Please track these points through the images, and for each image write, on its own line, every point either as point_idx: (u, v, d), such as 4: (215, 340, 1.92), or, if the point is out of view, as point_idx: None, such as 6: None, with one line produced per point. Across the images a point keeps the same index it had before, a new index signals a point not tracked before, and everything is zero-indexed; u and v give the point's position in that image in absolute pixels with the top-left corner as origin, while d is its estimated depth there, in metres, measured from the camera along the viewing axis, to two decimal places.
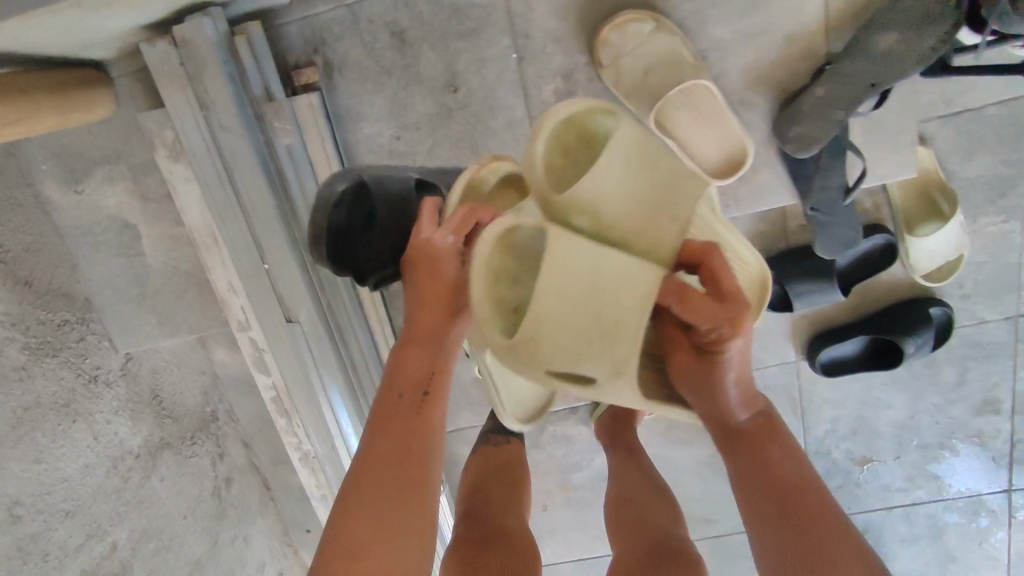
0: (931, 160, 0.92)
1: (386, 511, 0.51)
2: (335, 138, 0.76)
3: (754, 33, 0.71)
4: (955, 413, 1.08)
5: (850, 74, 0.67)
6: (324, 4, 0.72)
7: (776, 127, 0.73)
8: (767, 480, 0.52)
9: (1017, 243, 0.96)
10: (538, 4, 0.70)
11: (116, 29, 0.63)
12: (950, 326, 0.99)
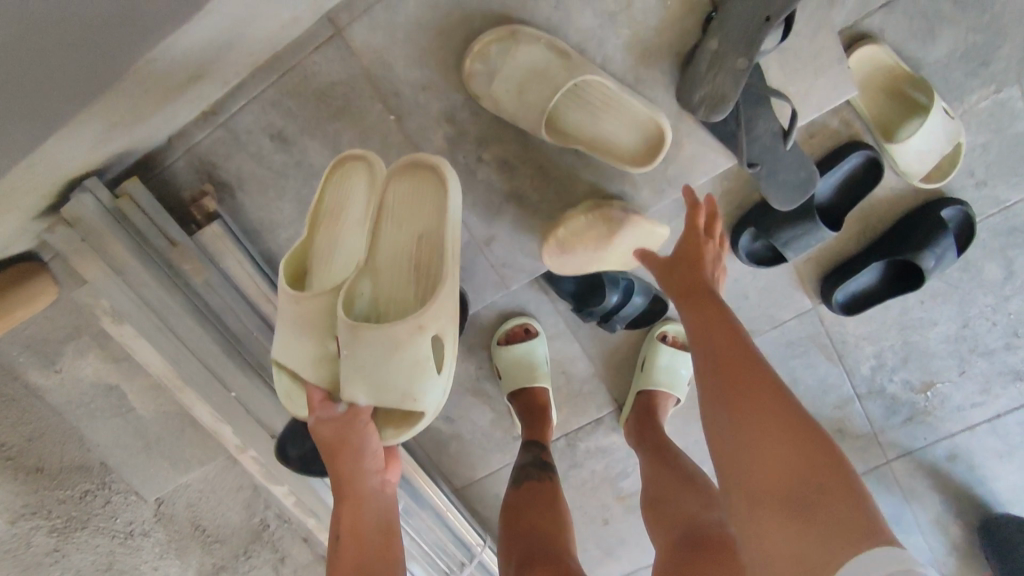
0: (891, 58, 0.82)
1: None
2: (256, 252, 0.76)
3: (623, 10, 0.67)
4: (1016, 308, 0.96)
5: (741, 15, 0.62)
6: (198, 131, 0.71)
7: (681, 95, 0.68)
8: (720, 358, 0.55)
9: (1020, 110, 0.85)
10: (395, 60, 0.68)
11: (13, 234, 0.64)
12: (972, 223, 0.88)
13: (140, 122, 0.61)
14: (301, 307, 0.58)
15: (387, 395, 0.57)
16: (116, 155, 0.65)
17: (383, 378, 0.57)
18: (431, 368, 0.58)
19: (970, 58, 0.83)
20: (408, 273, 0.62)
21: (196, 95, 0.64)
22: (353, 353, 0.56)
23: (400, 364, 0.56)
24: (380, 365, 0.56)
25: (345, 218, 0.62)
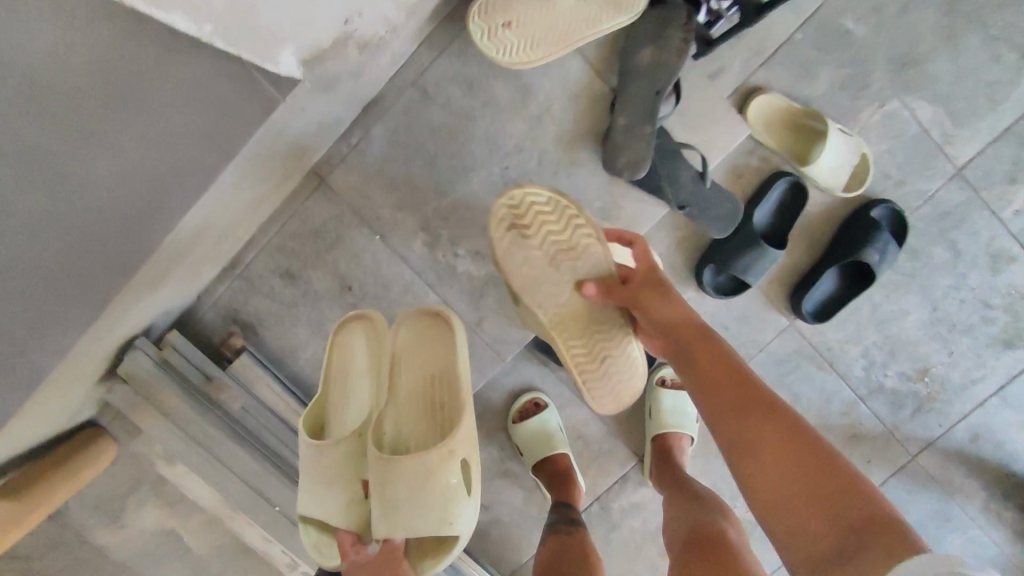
0: (783, 101, 0.97)
1: None
2: (283, 377, 0.86)
3: (546, 113, 0.82)
4: (975, 281, 1.04)
5: (636, 94, 0.77)
6: (220, 284, 0.84)
7: (607, 165, 0.81)
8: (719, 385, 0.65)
9: (907, 116, 1.00)
10: (372, 192, 0.83)
11: (79, 402, 0.75)
12: (902, 217, 1.00)
13: (174, 281, 0.74)
14: (335, 457, 0.67)
15: (424, 525, 0.64)
16: (157, 316, 0.77)
17: (417, 506, 0.64)
18: (462, 494, 0.66)
19: (848, 87, 0.99)
20: (427, 410, 0.72)
21: (218, 252, 0.78)
22: (392, 490, 0.64)
23: (435, 494, 0.64)
24: (412, 497, 0.64)
25: (355, 377, 0.75)
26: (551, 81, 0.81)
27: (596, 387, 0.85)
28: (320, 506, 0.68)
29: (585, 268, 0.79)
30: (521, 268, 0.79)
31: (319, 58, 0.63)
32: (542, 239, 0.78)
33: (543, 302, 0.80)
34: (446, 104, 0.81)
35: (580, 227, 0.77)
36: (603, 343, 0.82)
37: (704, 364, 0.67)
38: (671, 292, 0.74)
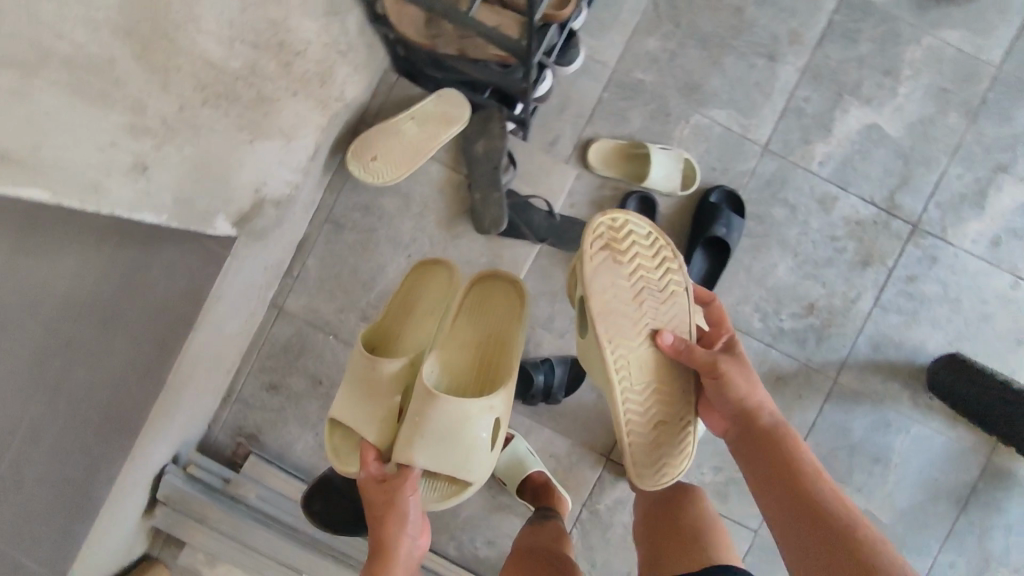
0: (610, 142, 1.26)
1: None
2: (287, 468, 1.07)
3: (427, 207, 1.09)
4: (816, 222, 1.30)
5: (481, 173, 1.06)
6: (221, 410, 1.07)
7: (478, 229, 1.07)
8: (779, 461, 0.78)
9: (709, 124, 1.30)
10: (319, 304, 1.09)
11: (132, 527, 0.94)
12: (733, 194, 1.26)
13: (185, 410, 0.96)
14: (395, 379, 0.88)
15: (445, 466, 0.84)
16: (178, 443, 0.99)
17: (444, 433, 0.84)
18: (483, 446, 0.86)
19: (655, 119, 1.29)
20: (478, 365, 0.94)
21: (214, 381, 1.01)
22: (435, 418, 0.84)
23: (467, 434, 0.84)
24: (448, 438, 0.84)
25: (420, 317, 0.97)
26: (423, 184, 1.09)
27: (642, 459, 0.88)
28: (361, 406, 0.88)
29: (663, 313, 0.88)
30: (609, 291, 0.85)
31: (244, 220, 0.88)
32: (635, 267, 0.87)
33: (615, 337, 0.86)
34: (354, 225, 1.09)
35: (667, 268, 0.88)
36: (662, 406, 0.88)
37: (766, 432, 0.81)
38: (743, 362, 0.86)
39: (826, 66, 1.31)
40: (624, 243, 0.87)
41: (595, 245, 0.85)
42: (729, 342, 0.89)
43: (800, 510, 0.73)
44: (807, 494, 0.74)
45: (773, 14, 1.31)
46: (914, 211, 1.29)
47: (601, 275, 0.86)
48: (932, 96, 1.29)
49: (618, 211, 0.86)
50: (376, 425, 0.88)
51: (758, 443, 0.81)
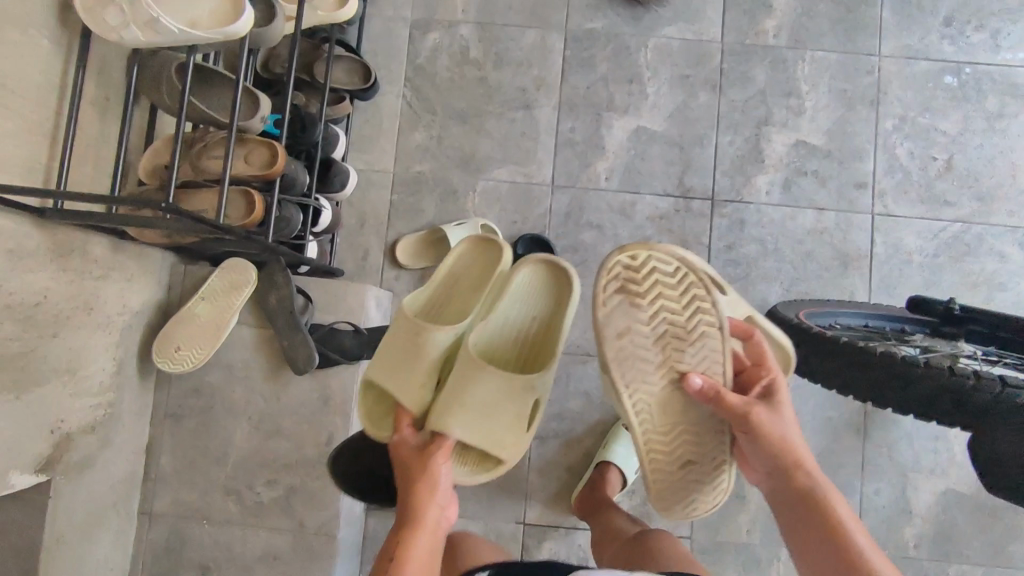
0: (411, 237, 1.34)
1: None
2: None
3: (247, 368, 1.15)
4: (624, 232, 1.38)
5: (280, 322, 1.12)
6: None
7: (296, 371, 1.12)
8: (811, 503, 0.85)
9: (495, 185, 1.39)
10: (181, 496, 1.14)
11: None
12: (537, 240, 1.34)
13: None
14: (439, 351, 0.94)
15: (478, 441, 0.91)
16: None
17: (478, 408, 0.91)
18: (521, 426, 0.94)
19: (446, 201, 1.38)
20: (516, 338, 1.01)
21: None
22: (480, 389, 0.90)
23: (506, 401, 0.92)
24: (489, 409, 0.91)
25: (462, 287, 1.04)
26: (235, 350, 1.15)
27: (664, 485, 1.06)
28: (404, 375, 0.94)
29: (695, 356, 0.91)
30: (630, 334, 0.89)
31: (47, 464, 0.92)
32: (656, 308, 0.88)
33: (634, 386, 0.95)
34: (188, 410, 1.15)
35: (700, 312, 0.87)
36: (684, 438, 1.00)
37: (801, 484, 0.86)
38: (778, 411, 0.90)
39: (578, 95, 1.42)
40: (647, 287, 0.87)
41: (610, 287, 0.88)
42: (768, 386, 0.91)
43: (829, 553, 0.81)
44: (841, 540, 0.81)
45: (513, 72, 1.42)
46: (706, 187, 1.42)
47: (621, 317, 0.89)
48: (677, 84, 1.45)
49: (639, 247, 0.85)
50: (415, 397, 0.94)
51: (789, 490, 0.87)
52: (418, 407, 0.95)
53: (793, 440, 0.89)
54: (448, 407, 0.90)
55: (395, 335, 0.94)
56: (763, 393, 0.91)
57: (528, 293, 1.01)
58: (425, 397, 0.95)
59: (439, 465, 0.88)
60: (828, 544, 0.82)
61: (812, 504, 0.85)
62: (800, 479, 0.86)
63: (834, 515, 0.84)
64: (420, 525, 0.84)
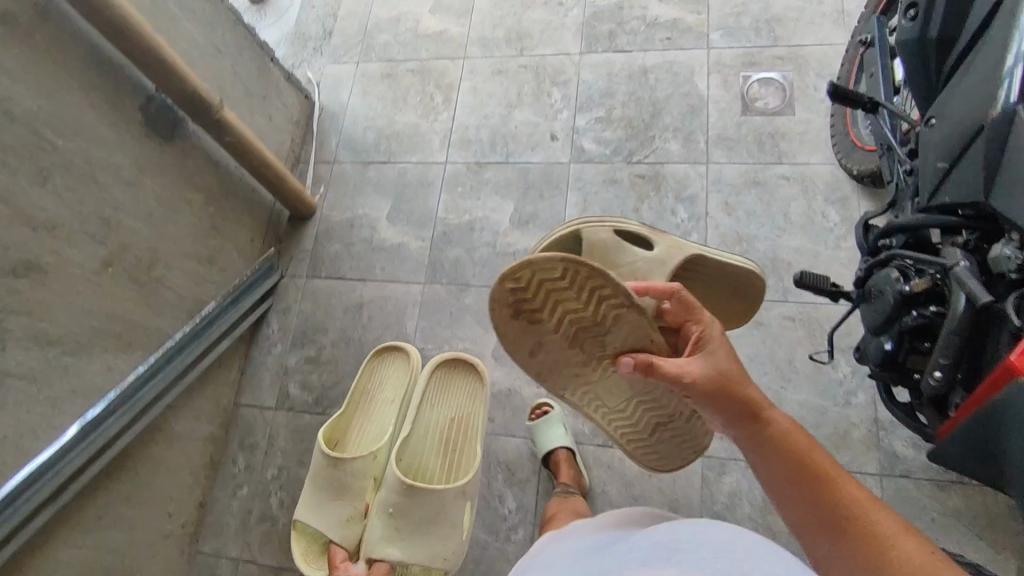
0: None
1: None
2: None
3: None
4: None
5: None
6: None
7: None
8: (783, 442, 0.99)
9: None
10: None
11: None
12: None
13: None
14: (371, 468, 1.48)
15: (422, 556, 1.40)
16: None
17: (414, 519, 1.40)
18: (458, 518, 1.44)
19: None
20: (442, 437, 1.58)
21: None
22: (417, 494, 1.40)
23: (440, 505, 1.41)
24: (426, 520, 1.41)
25: (380, 402, 1.66)
26: None
27: (640, 443, 1.50)
28: (321, 476, 1.47)
29: (615, 333, 1.21)
30: (543, 346, 1.28)
31: None
32: (557, 317, 1.21)
33: (569, 375, 1.35)
34: None
35: (596, 296, 1.15)
36: (641, 410, 1.37)
37: (743, 432, 1.03)
38: (713, 351, 1.07)
39: None
40: (540, 298, 1.19)
41: (505, 314, 1.24)
42: (699, 337, 1.10)
43: (803, 486, 0.94)
44: (809, 460, 0.96)
45: None
46: None
47: (531, 336, 1.28)
48: None
49: (520, 265, 1.13)
50: (346, 530, 1.45)
51: (732, 421, 1.04)
52: (354, 518, 1.45)
53: (738, 384, 1.04)
54: (374, 530, 1.40)
55: (323, 468, 1.47)
56: (694, 344, 1.10)
57: (435, 413, 1.60)
58: (353, 535, 1.44)
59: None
60: (798, 468, 0.96)
61: (784, 442, 0.99)
62: (738, 417, 1.03)
63: (813, 459, 0.96)
64: None
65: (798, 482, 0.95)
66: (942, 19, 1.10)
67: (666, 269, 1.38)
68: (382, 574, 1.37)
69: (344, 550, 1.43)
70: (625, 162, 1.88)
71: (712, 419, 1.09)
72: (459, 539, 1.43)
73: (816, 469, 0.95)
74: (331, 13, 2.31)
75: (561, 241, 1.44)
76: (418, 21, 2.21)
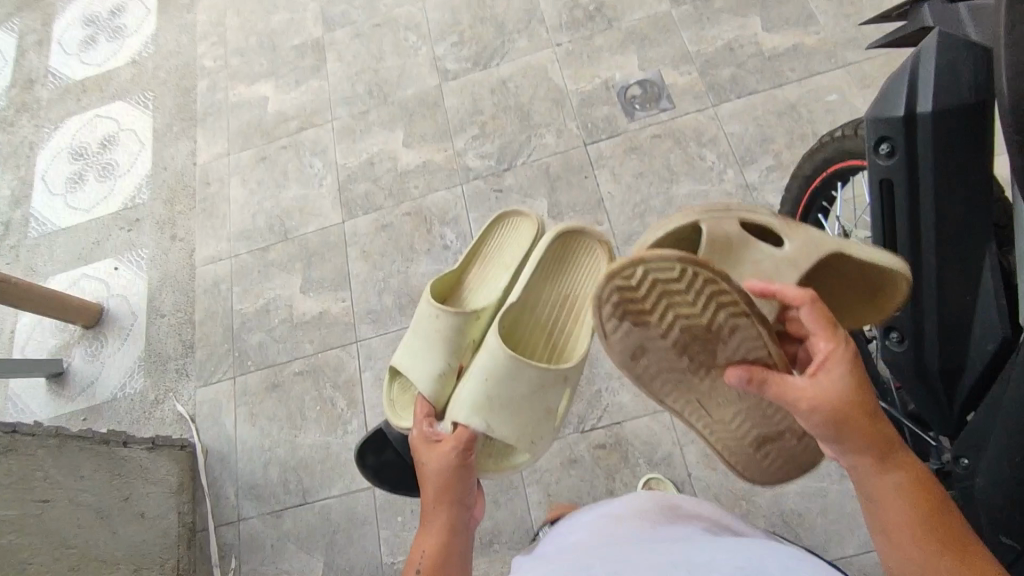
0: None
1: (441, 557, 1.09)
2: None
3: None
4: None
5: None
6: None
7: None
8: (918, 483, 0.79)
9: None
10: None
11: None
12: None
13: None
14: (472, 316, 1.35)
15: (512, 432, 1.28)
16: None
17: (508, 386, 1.26)
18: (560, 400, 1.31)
19: None
20: (551, 324, 1.39)
21: None
22: (504, 361, 1.25)
23: (535, 390, 1.27)
24: (521, 396, 1.26)
25: (494, 253, 1.51)
26: None
27: (739, 461, 1.14)
28: (420, 320, 1.37)
29: (722, 341, 0.92)
30: (644, 351, 0.96)
31: None
32: (663, 322, 0.91)
33: (668, 382, 1.02)
34: None
35: (716, 301, 0.86)
36: (750, 418, 1.04)
37: (864, 459, 0.80)
38: (847, 368, 0.82)
39: None
40: (649, 299, 0.89)
41: (611, 303, 0.90)
42: (830, 351, 0.82)
43: (944, 544, 0.75)
44: (948, 515, 0.77)
45: None
46: None
47: (629, 341, 0.94)
48: None
49: (629, 266, 0.85)
50: (435, 378, 1.34)
51: (856, 451, 0.81)
52: (455, 369, 1.35)
53: (881, 419, 0.79)
54: (465, 389, 1.27)
55: (424, 312, 1.36)
56: (830, 340, 0.83)
57: (550, 289, 1.40)
58: (440, 394, 1.34)
59: (461, 447, 1.21)
60: (940, 539, 0.76)
61: (920, 484, 0.79)
62: (867, 455, 0.80)
63: (951, 506, 0.77)
64: (448, 529, 1.13)
65: (941, 542, 0.76)
66: (933, 361, 0.90)
67: (798, 276, 0.88)
68: (464, 428, 1.24)
69: (428, 403, 1.33)
70: (577, 433, 1.61)
71: (827, 447, 0.86)
72: (553, 423, 1.32)
73: (959, 528, 0.77)
74: (187, 319, 1.96)
75: (676, 237, 0.92)
76: (291, 306, 1.89)
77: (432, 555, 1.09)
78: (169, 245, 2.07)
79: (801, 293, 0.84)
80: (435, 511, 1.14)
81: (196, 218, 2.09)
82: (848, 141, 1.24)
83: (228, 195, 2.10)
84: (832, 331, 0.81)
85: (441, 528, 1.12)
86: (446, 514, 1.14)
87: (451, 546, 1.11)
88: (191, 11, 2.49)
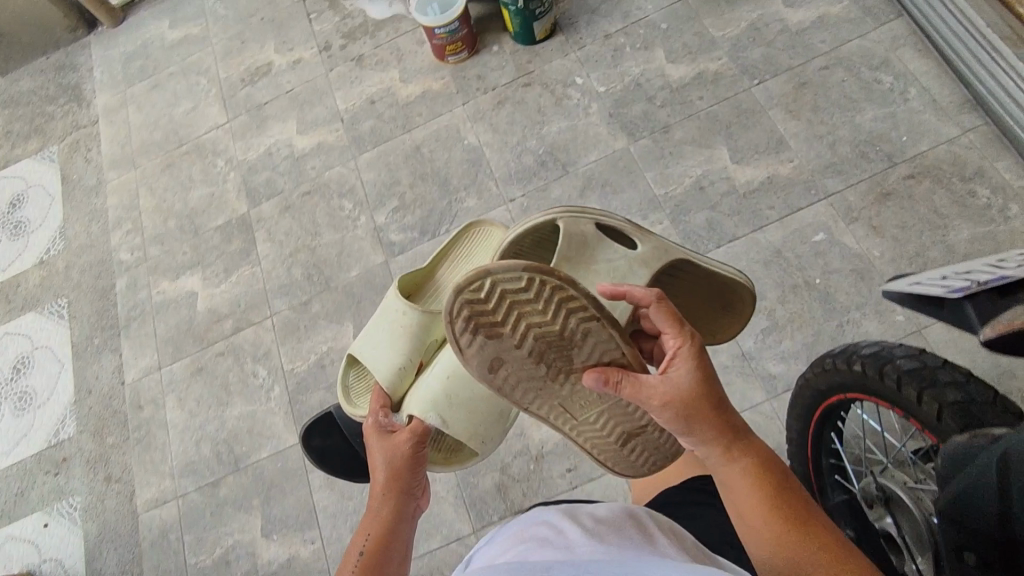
0: None
1: (392, 547, 1.00)
2: None
3: None
4: None
5: None
6: None
7: None
8: (770, 476, 0.86)
9: None
10: None
11: None
12: None
13: None
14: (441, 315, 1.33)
15: (461, 431, 1.25)
16: None
17: (469, 388, 1.24)
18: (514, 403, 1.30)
19: None
20: None
21: None
22: (471, 364, 1.23)
23: (494, 392, 1.26)
24: (480, 397, 1.25)
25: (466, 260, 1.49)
26: None
27: (610, 455, 1.15)
28: (389, 312, 1.34)
29: (581, 350, 0.99)
30: (502, 363, 1.00)
31: None
32: (517, 331, 0.97)
33: (533, 394, 1.05)
34: None
35: (566, 307, 0.95)
36: (619, 420, 1.06)
37: (714, 451, 0.89)
38: (694, 363, 0.91)
39: None
40: (499, 311, 0.96)
41: (461, 326, 0.98)
42: (675, 346, 0.92)
43: (802, 532, 0.81)
44: (799, 500, 0.84)
45: None
46: None
47: (488, 352, 0.99)
48: None
49: (479, 275, 0.94)
50: (397, 371, 1.31)
51: (705, 440, 0.90)
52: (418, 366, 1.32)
53: (724, 411, 0.90)
54: (426, 383, 1.24)
55: (394, 304, 1.34)
56: (673, 335, 0.93)
57: None
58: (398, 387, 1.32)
59: (419, 435, 1.16)
60: (795, 519, 0.82)
61: (772, 480, 0.86)
62: (709, 435, 0.89)
63: (803, 502, 0.84)
64: (398, 514, 1.05)
65: (797, 524, 0.81)
66: None
67: (648, 273, 1.14)
68: (420, 424, 1.19)
69: (385, 396, 1.30)
70: None
71: (683, 441, 0.94)
72: (504, 420, 1.31)
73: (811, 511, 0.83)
74: None
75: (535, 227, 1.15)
76: (254, 554, 1.66)
77: (373, 544, 0.98)
78: (103, 489, 1.80)
79: (649, 296, 0.96)
80: (386, 498, 1.07)
81: (131, 452, 1.83)
82: (847, 374, 1.05)
83: (165, 419, 1.85)
84: (678, 329, 0.91)
85: (391, 513, 1.04)
86: (399, 503, 1.07)
87: (398, 533, 1.02)
88: (100, 194, 2.24)
